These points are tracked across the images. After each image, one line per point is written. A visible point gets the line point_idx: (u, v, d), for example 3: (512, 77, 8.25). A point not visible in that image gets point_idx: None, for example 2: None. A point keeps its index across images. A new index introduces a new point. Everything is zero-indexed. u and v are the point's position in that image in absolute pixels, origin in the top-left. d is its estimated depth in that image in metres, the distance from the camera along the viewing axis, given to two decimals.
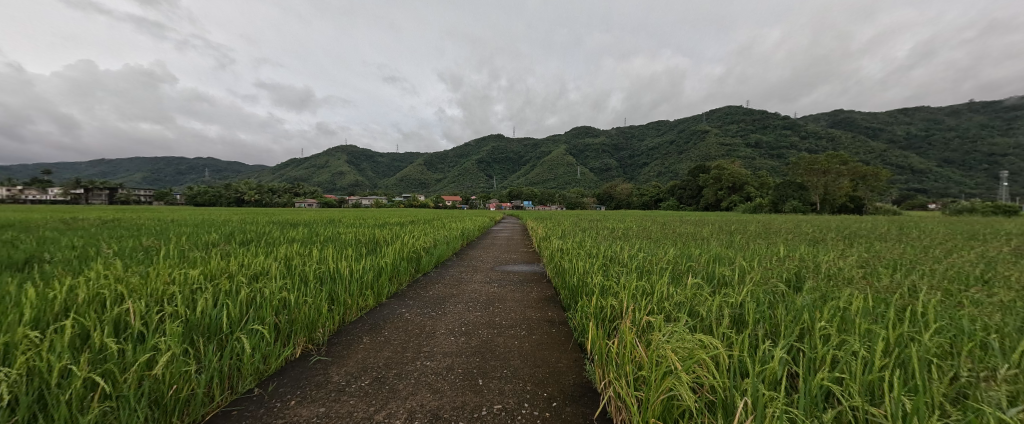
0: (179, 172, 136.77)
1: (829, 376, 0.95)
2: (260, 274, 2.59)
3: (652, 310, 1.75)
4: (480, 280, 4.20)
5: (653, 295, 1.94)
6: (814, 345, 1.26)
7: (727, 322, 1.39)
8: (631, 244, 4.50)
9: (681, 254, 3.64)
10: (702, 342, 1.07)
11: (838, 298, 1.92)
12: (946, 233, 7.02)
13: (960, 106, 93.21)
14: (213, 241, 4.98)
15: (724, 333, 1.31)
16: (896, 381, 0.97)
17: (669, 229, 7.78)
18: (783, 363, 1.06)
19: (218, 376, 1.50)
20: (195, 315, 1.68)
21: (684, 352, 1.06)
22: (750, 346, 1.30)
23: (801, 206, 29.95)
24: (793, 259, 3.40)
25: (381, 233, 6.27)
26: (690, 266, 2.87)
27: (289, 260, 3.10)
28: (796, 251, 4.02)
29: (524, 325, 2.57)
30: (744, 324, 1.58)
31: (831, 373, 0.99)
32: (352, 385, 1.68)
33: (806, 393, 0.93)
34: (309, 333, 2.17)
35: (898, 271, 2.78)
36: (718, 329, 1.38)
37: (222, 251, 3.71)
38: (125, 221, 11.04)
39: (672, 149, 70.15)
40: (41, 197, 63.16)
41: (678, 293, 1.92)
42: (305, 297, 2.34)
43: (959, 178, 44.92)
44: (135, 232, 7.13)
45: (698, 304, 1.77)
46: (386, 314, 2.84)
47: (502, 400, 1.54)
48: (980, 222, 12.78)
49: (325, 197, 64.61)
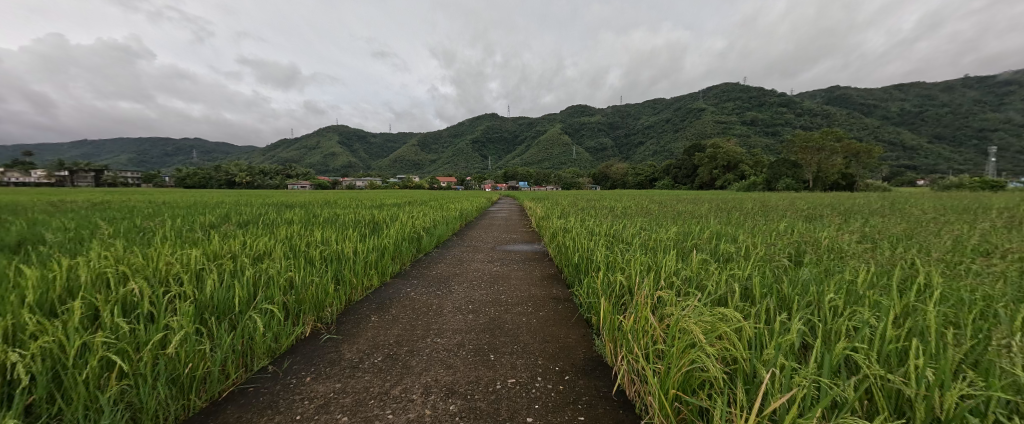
0: (165, 154, 133.59)
1: (848, 347, 0.97)
2: (263, 254, 2.56)
3: (662, 283, 1.79)
4: (482, 260, 4.21)
5: (661, 268, 1.99)
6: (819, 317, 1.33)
7: (741, 296, 1.41)
8: (632, 221, 4.52)
9: (682, 231, 3.66)
10: (719, 315, 1.10)
11: (840, 271, 1.96)
12: (935, 208, 7.18)
13: (955, 83, 93.58)
14: (210, 222, 4.93)
15: (737, 306, 1.33)
16: (896, 350, 1.03)
17: (667, 208, 7.82)
18: (787, 331, 1.11)
19: (232, 355, 1.50)
20: (212, 294, 1.69)
21: (700, 322, 1.09)
22: (762, 318, 1.32)
23: (794, 184, 30.25)
24: (793, 235, 3.43)
25: (380, 214, 6.23)
26: (692, 242, 2.91)
27: (291, 241, 3.08)
28: (795, 227, 4.06)
29: (529, 303, 2.59)
30: (754, 298, 1.59)
31: (849, 344, 1.01)
32: (365, 361, 1.70)
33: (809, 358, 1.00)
34: (319, 310, 2.19)
35: (896, 245, 2.85)
36: (733, 303, 1.40)
37: (221, 232, 3.68)
38: (116, 203, 10.83)
39: (668, 127, 69.54)
40: (25, 179, 61.67)
41: (685, 268, 1.94)
42: (312, 276, 2.35)
43: (949, 154, 45.69)
44: (127, 214, 7.03)
45: (707, 277, 1.82)
46: (391, 293, 2.83)
47: (516, 374, 1.57)
48: (965, 197, 13.13)
49: (319, 179, 63.89)
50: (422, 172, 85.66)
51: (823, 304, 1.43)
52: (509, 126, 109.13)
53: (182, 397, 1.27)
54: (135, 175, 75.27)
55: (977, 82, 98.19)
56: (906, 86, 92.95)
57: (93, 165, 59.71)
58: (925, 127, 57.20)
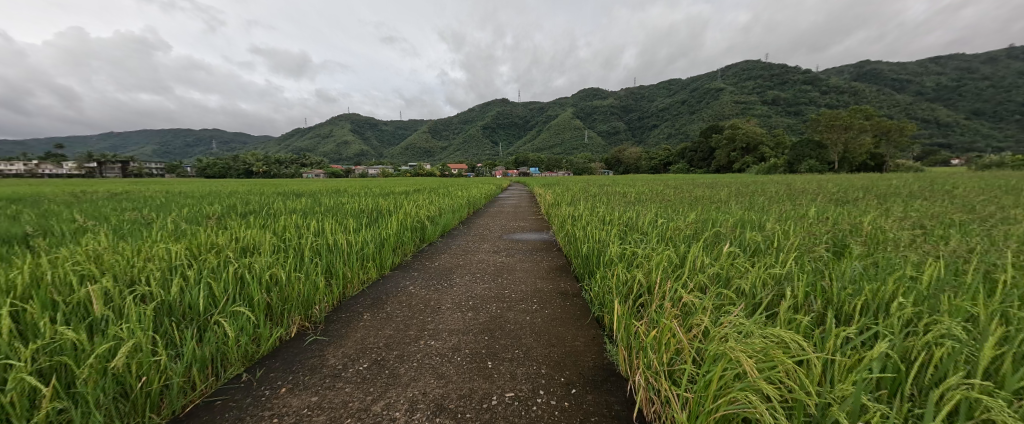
0: (184, 145, 137.20)
1: (964, 388, 0.70)
2: (250, 248, 2.41)
3: (684, 283, 1.57)
4: (487, 250, 4.04)
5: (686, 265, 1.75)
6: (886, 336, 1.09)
7: (789, 305, 1.14)
8: (648, 208, 4.23)
9: (701, 218, 3.34)
10: (764, 341, 0.87)
11: (900, 267, 1.65)
12: (979, 188, 6.68)
13: (997, 54, 87.32)
14: (212, 212, 4.85)
15: (783, 315, 1.08)
16: (998, 381, 0.80)
17: (683, 193, 7.45)
18: (845, 357, 0.90)
19: (198, 363, 1.36)
20: (187, 294, 1.56)
21: (743, 347, 0.87)
22: (813, 329, 1.05)
23: (818, 165, 28.92)
24: (828, 221, 3.08)
25: (383, 203, 6.09)
26: (715, 229, 2.65)
27: (285, 232, 2.93)
28: (829, 212, 3.71)
29: (535, 298, 2.38)
30: (800, 301, 1.33)
31: (959, 383, 0.74)
32: (349, 369, 1.53)
33: (882, 400, 0.78)
34: (309, 307, 2.06)
35: (954, 233, 2.51)
36: (776, 312, 1.13)
37: (216, 223, 3.57)
38: (134, 194, 11.09)
39: (684, 109, 67.15)
40: (58, 171, 64.56)
41: (711, 263, 1.68)
42: (298, 271, 2.18)
43: (988, 131, 43.01)
44: (139, 205, 7.14)
45: (735, 272, 1.59)
46: (388, 288, 2.69)
47: (515, 387, 1.37)
48: (1005, 176, 12.26)
49: (332, 168, 64.79)
50: (433, 159, 85.84)
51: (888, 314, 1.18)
52: (520, 111, 107.57)
53: (134, 416, 1.12)
54: (159, 165, 77.85)
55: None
56: (943, 59, 87.26)
57: (119, 157, 62.01)
58: (963, 102, 53.67)
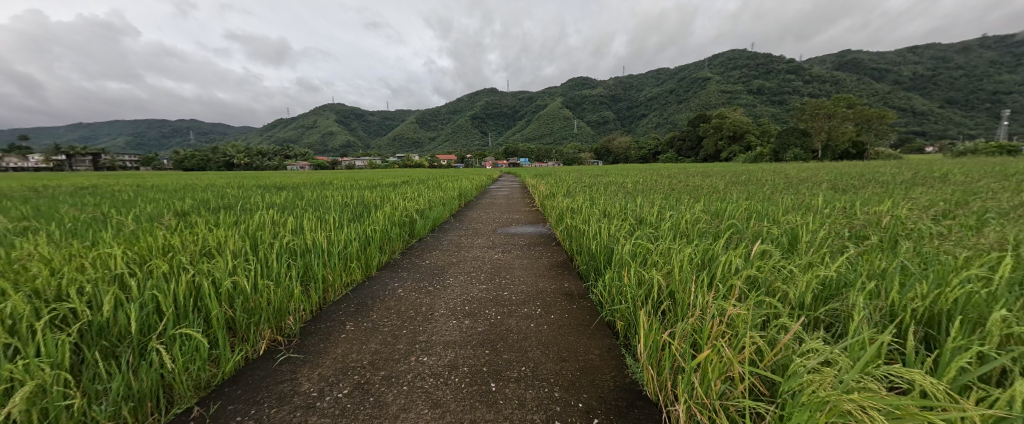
0: (161, 136, 131.85)
1: None
2: (212, 249, 2.10)
3: (717, 290, 1.37)
4: (481, 245, 3.78)
5: (714, 270, 1.55)
6: (972, 365, 0.91)
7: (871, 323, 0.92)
8: (650, 199, 4.04)
9: (709, 210, 3.15)
10: (874, 384, 0.65)
11: (958, 268, 1.46)
12: (967, 175, 6.76)
13: (971, 45, 90.32)
14: (182, 208, 4.48)
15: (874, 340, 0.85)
16: None
17: (679, 182, 7.32)
18: (968, 406, 0.70)
19: (130, 401, 1.08)
20: (119, 316, 1.28)
21: (844, 396, 0.66)
22: (908, 358, 0.83)
23: (802, 154, 29.50)
24: (842, 212, 2.92)
25: (370, 196, 5.78)
26: (731, 223, 2.48)
27: (257, 230, 2.63)
28: (837, 201, 3.60)
29: (538, 301, 2.16)
30: (863, 312, 1.12)
31: None
32: (326, 398, 1.27)
33: None
34: (284, 318, 1.80)
35: (980, 222, 2.38)
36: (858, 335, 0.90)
37: (181, 220, 3.23)
38: (100, 188, 10.43)
39: (672, 98, 67.38)
40: (24, 163, 61.36)
41: (747, 267, 1.47)
42: (267, 277, 1.89)
43: (960, 119, 44.71)
44: (106, 199, 6.67)
45: (779, 279, 1.39)
46: (374, 290, 2.43)
47: (527, 417, 1.14)
48: (979, 162, 12.75)
49: (318, 160, 63.26)
50: (422, 150, 84.52)
51: (975, 338, 1.00)
52: (509, 101, 106.43)
53: None
54: (132, 157, 74.55)
55: (995, 44, 94.86)
56: (920, 49, 89.75)
57: (91, 149, 59.34)
58: (938, 91, 55.42)
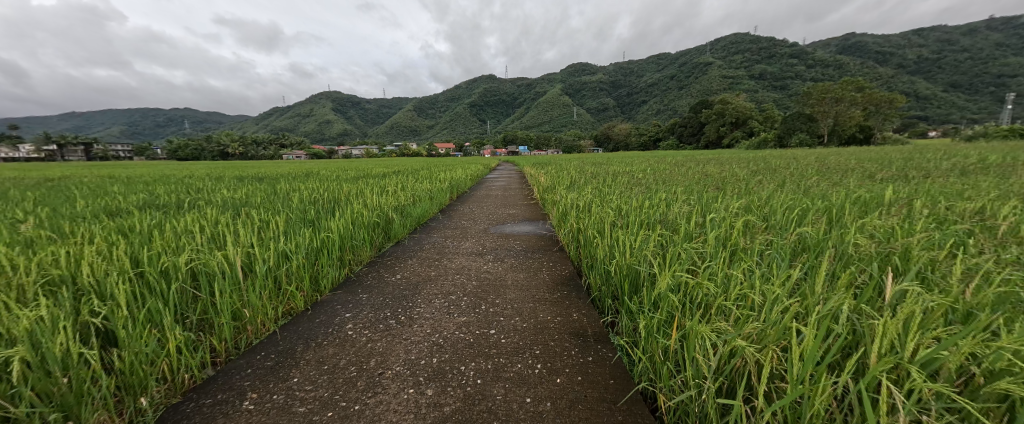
0: (157, 125, 130.31)
1: None
2: (43, 280, 1.40)
3: (876, 405, 0.72)
4: (467, 252, 3.11)
5: (829, 348, 0.93)
6: None
7: None
8: (671, 194, 3.40)
9: (752, 211, 2.47)
10: None
11: None
12: (1007, 161, 6.08)
13: (977, 26, 88.21)
14: (114, 207, 3.79)
15: None
16: None
17: (691, 171, 6.60)
18: None
19: None
20: None
21: None
22: None
23: (808, 139, 28.79)
24: (934, 214, 2.25)
25: (345, 190, 5.12)
26: (799, 233, 1.84)
27: (154, 244, 1.94)
28: (901, 196, 2.96)
29: (540, 350, 1.51)
30: None
31: None
32: None
33: None
34: (136, 394, 1.13)
35: None
36: None
37: (79, 226, 2.55)
38: (57, 180, 9.58)
39: (673, 84, 65.81)
40: (14, 154, 60.29)
41: (925, 339, 0.80)
42: (104, 329, 1.20)
43: (964, 103, 43.93)
44: (51, 193, 5.95)
45: (989, 377, 0.74)
46: (312, 326, 1.77)
47: None
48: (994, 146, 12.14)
49: (312, 149, 61.84)
50: (419, 138, 83.30)
51: None
52: (507, 88, 104.79)
53: None
54: (124, 148, 73.09)
55: (1000, 26, 93.39)
56: (924, 33, 88.14)
57: (81, 138, 58.15)
58: (942, 74, 54.39)
